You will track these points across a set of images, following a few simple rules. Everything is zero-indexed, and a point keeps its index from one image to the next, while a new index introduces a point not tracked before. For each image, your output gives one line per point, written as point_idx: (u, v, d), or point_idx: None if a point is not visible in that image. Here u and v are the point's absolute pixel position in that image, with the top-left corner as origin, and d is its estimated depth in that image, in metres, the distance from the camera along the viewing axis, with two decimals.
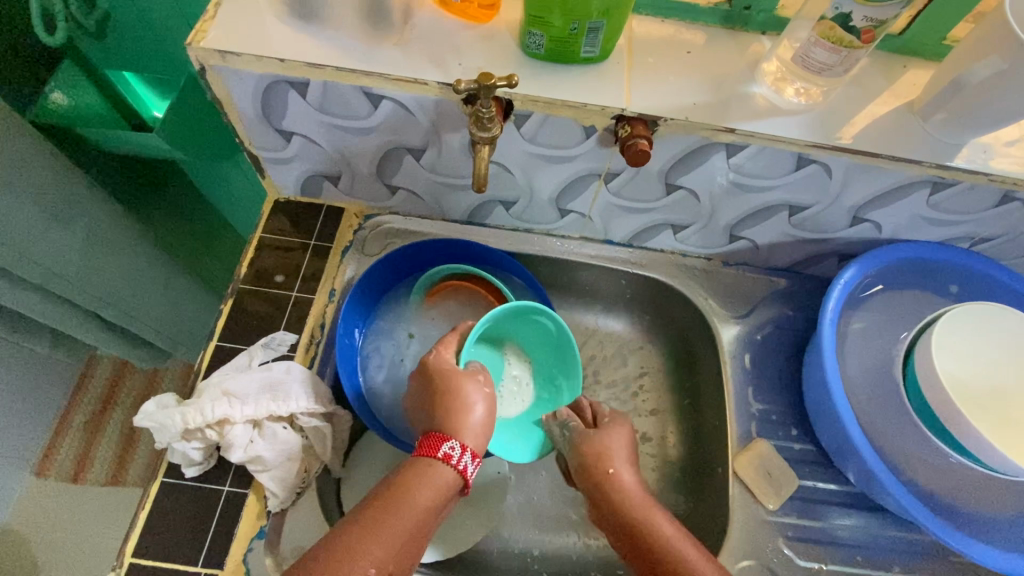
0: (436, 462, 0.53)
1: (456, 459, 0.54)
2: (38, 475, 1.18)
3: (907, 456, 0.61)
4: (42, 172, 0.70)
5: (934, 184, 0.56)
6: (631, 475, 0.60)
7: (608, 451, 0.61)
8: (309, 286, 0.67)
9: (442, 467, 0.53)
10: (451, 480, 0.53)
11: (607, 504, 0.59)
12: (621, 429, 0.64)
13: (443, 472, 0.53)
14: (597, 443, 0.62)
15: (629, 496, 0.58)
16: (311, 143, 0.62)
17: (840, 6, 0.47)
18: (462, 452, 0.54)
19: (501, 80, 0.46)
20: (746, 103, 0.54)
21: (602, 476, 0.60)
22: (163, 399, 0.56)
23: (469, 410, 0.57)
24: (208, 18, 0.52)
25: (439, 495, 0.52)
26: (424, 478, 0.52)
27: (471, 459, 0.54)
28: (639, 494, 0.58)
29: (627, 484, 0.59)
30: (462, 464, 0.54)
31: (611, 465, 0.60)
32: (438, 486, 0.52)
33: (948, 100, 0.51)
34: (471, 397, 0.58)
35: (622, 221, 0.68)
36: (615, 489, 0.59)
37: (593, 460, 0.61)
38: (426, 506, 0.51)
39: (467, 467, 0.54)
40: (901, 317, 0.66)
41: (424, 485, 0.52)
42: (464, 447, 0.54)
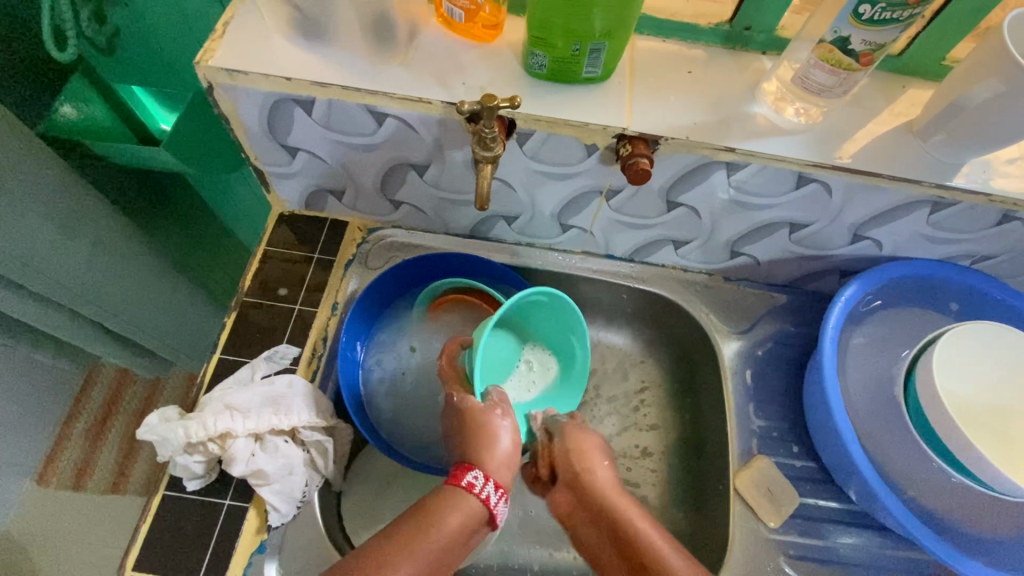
0: (467, 496, 0.54)
1: (479, 489, 0.54)
2: (39, 482, 1.17)
3: (908, 474, 0.60)
4: (49, 189, 0.70)
5: (934, 203, 0.56)
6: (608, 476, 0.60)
7: (585, 450, 0.62)
8: (313, 298, 0.68)
9: (472, 499, 0.54)
10: (476, 510, 0.54)
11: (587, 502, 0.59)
12: (592, 436, 0.64)
13: (468, 503, 0.54)
14: (581, 443, 0.62)
15: (602, 491, 0.59)
16: (316, 159, 0.62)
17: (838, 29, 0.48)
18: (486, 483, 0.55)
19: (505, 102, 0.47)
20: (748, 123, 0.54)
21: (577, 479, 0.60)
22: (166, 413, 0.56)
23: (495, 445, 0.58)
24: (217, 37, 0.53)
25: (466, 522, 0.53)
26: (455, 509, 0.53)
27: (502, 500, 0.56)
28: (614, 492, 0.59)
29: (606, 486, 0.59)
30: (485, 493, 0.54)
31: (586, 466, 0.60)
32: (467, 517, 0.53)
33: (947, 122, 0.51)
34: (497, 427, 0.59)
35: (623, 237, 0.69)
36: (592, 487, 0.59)
37: (576, 456, 0.61)
38: (453, 535, 0.52)
39: (491, 497, 0.55)
40: (901, 335, 0.66)
41: (454, 517, 0.53)
42: (488, 476, 0.56)
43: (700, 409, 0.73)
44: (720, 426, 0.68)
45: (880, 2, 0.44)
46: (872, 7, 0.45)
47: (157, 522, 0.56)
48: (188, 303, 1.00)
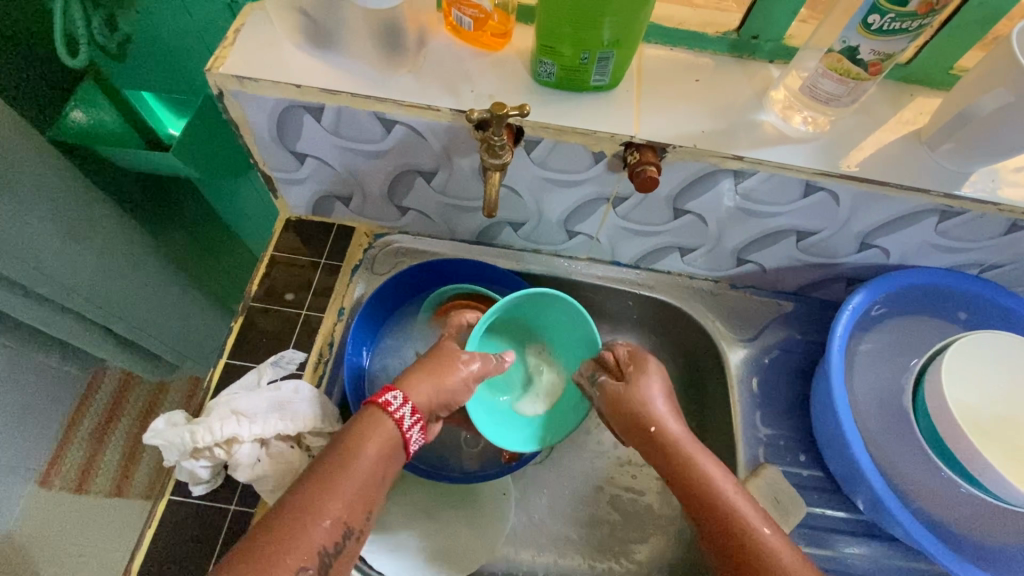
0: (383, 416, 0.50)
1: (395, 408, 0.50)
2: (43, 484, 1.18)
3: (915, 485, 0.60)
4: (59, 194, 0.70)
5: (941, 212, 0.56)
6: (679, 428, 0.56)
7: (648, 402, 0.57)
8: (320, 303, 0.68)
9: (389, 423, 0.50)
10: (393, 431, 0.50)
11: (665, 458, 0.55)
12: (654, 379, 0.59)
13: (386, 427, 0.50)
14: (637, 395, 0.58)
15: (677, 447, 0.54)
16: (324, 166, 0.62)
17: (846, 39, 0.48)
18: (404, 404, 0.51)
19: (513, 109, 0.47)
20: (755, 131, 0.54)
21: (648, 432, 0.56)
22: (174, 417, 0.56)
23: (441, 375, 0.54)
24: (227, 45, 0.54)
25: (385, 447, 0.49)
26: (369, 430, 0.49)
27: (419, 428, 0.51)
28: (689, 445, 0.55)
29: (678, 438, 0.55)
30: (400, 414, 0.50)
31: (653, 419, 0.56)
32: (382, 442, 0.49)
33: (955, 132, 0.51)
34: (452, 362, 0.56)
35: (629, 244, 0.69)
36: (664, 441, 0.55)
37: (638, 409, 0.57)
38: (374, 459, 0.48)
39: (404, 419, 0.50)
40: (910, 345, 0.66)
41: (368, 439, 0.48)
42: (406, 398, 0.51)
43: (706, 415, 0.73)
44: (726, 432, 0.68)
45: (889, 11, 0.45)
46: (882, 17, 0.45)
47: (162, 523, 0.56)
48: (194, 307, 1.00)
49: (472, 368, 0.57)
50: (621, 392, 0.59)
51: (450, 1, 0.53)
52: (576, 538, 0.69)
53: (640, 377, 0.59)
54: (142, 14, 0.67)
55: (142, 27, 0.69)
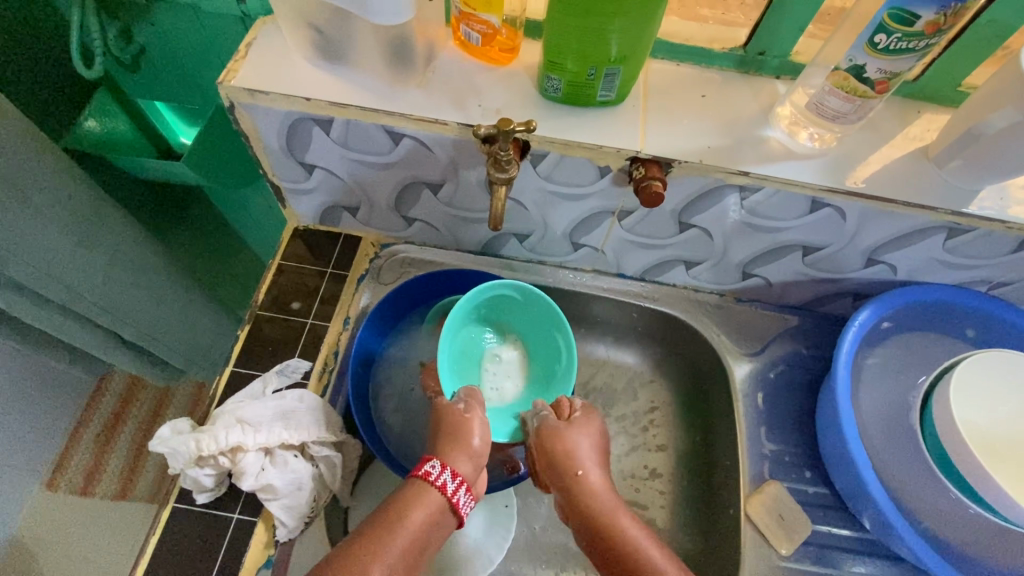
0: (429, 486, 0.54)
1: (435, 477, 0.54)
2: (48, 486, 1.19)
3: (923, 505, 0.59)
4: (72, 203, 0.71)
5: (950, 229, 0.56)
6: (600, 478, 0.58)
7: (574, 453, 0.58)
8: (326, 311, 0.68)
9: (434, 491, 0.53)
10: (438, 502, 0.53)
11: (583, 507, 0.56)
12: (588, 430, 0.61)
13: (431, 494, 0.53)
14: (562, 443, 0.59)
15: (596, 500, 0.56)
16: (332, 177, 0.63)
17: (853, 58, 0.48)
18: (444, 471, 0.55)
19: (520, 126, 0.47)
20: (761, 147, 0.55)
21: (570, 480, 0.57)
22: (179, 424, 0.57)
23: (467, 440, 0.57)
24: (239, 58, 0.55)
25: (431, 517, 0.52)
26: (418, 500, 0.53)
27: (464, 490, 0.55)
28: (608, 498, 0.57)
29: (598, 488, 0.57)
30: (442, 481, 0.54)
31: (579, 467, 0.58)
32: (431, 507, 0.53)
33: (963, 150, 0.51)
34: (471, 426, 0.58)
35: (634, 256, 0.69)
36: (585, 491, 0.57)
37: (564, 456, 0.58)
38: (419, 529, 0.51)
39: (447, 485, 0.54)
40: (917, 362, 0.65)
41: (418, 506, 0.52)
42: (445, 465, 0.55)
43: (711, 430, 0.72)
44: (731, 447, 0.67)
45: (895, 31, 0.45)
46: (888, 37, 0.45)
47: (166, 530, 0.57)
48: (202, 314, 1.00)
49: (483, 422, 0.59)
50: (549, 435, 0.59)
51: (459, 16, 0.53)
52: (578, 551, 0.69)
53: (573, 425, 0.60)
54: (154, 25, 0.67)
55: (154, 38, 0.69)
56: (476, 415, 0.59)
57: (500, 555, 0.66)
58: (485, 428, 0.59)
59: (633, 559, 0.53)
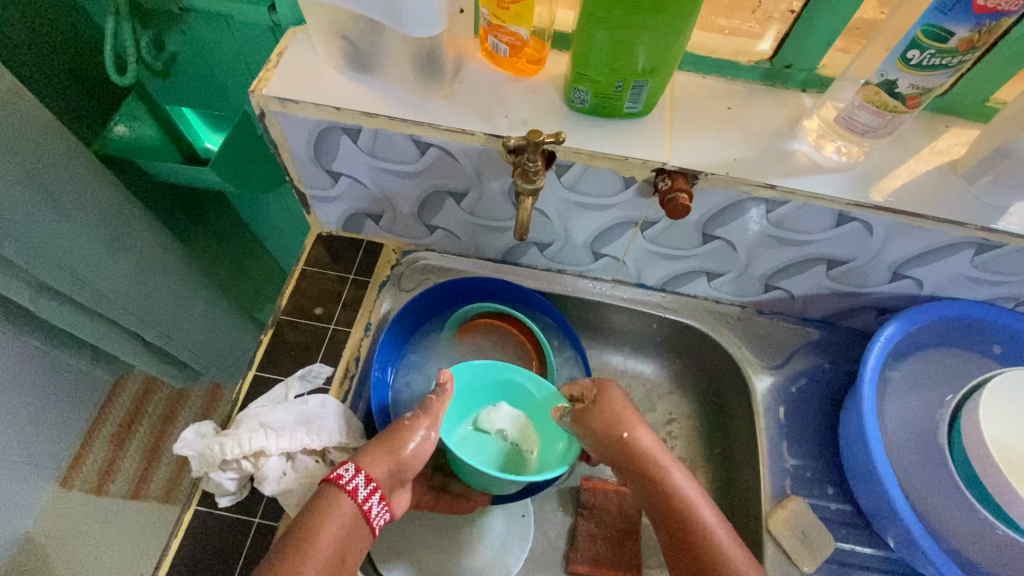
0: (339, 494, 0.49)
1: (348, 482, 0.50)
2: (63, 484, 1.19)
3: (950, 524, 0.58)
4: (101, 205, 0.72)
5: (978, 245, 0.55)
6: (649, 438, 0.56)
7: (617, 415, 0.56)
8: (347, 318, 0.69)
9: (345, 499, 0.49)
10: (352, 512, 0.49)
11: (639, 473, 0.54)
12: (625, 397, 0.59)
13: (342, 504, 0.49)
14: (606, 407, 0.57)
15: (647, 459, 0.54)
16: (358, 185, 0.64)
17: (885, 73, 0.48)
18: (357, 476, 0.50)
19: (549, 137, 0.48)
20: (788, 160, 0.54)
21: (618, 446, 0.55)
22: (203, 428, 0.57)
23: (398, 445, 0.53)
24: (271, 68, 0.56)
25: (344, 528, 0.48)
26: (329, 511, 0.48)
27: (378, 498, 0.50)
28: (659, 455, 0.55)
29: (648, 450, 0.55)
30: (353, 486, 0.50)
31: (625, 429, 0.55)
32: (343, 518, 0.48)
33: (994, 166, 0.51)
34: (407, 433, 0.54)
35: (655, 267, 0.69)
36: (638, 454, 0.54)
37: (613, 422, 0.56)
38: (332, 543, 0.47)
39: (360, 490, 0.49)
40: (943, 379, 0.64)
41: (326, 519, 0.48)
42: (359, 468, 0.50)
43: (731, 443, 0.72)
44: (752, 461, 0.66)
45: (929, 47, 0.45)
46: (921, 53, 0.45)
47: (188, 534, 0.57)
48: (221, 316, 1.01)
49: (425, 431, 0.55)
50: (590, 411, 0.57)
51: (487, 28, 0.54)
52: None
53: (603, 392, 0.59)
54: (186, 33, 0.69)
55: (185, 45, 0.71)
56: (410, 428, 0.54)
57: (517, 566, 0.65)
58: (425, 440, 0.54)
59: (691, 520, 0.51)
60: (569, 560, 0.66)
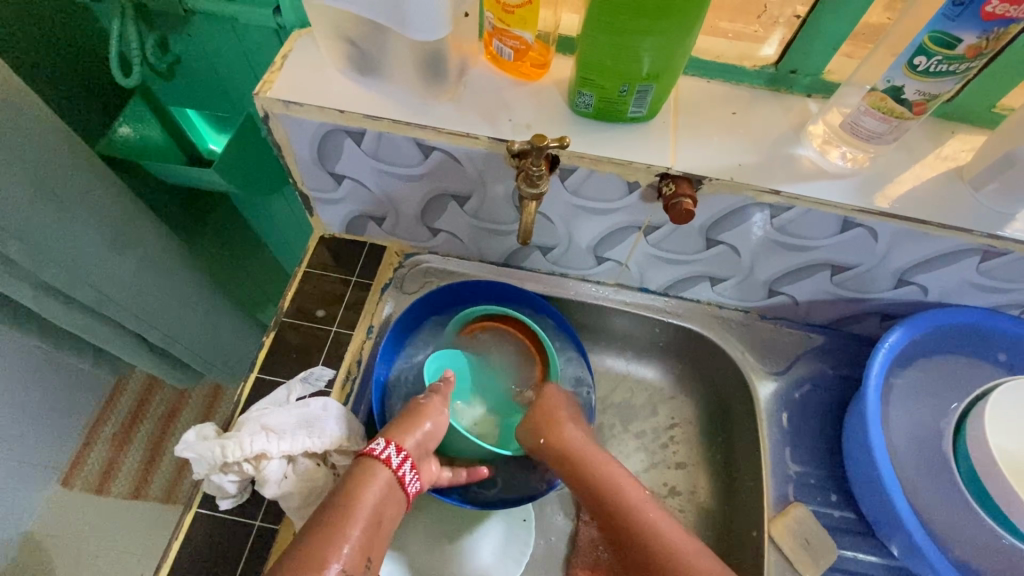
0: (374, 463, 0.53)
1: (381, 452, 0.54)
2: (65, 483, 1.20)
3: (954, 533, 0.57)
4: (104, 206, 0.72)
5: (985, 252, 0.55)
6: (579, 435, 0.61)
7: (539, 421, 0.62)
8: (350, 320, 0.69)
9: (381, 467, 0.53)
10: (389, 478, 0.53)
11: (573, 469, 0.59)
12: (566, 397, 0.65)
13: (378, 472, 0.53)
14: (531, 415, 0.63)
15: (569, 457, 0.59)
16: (361, 187, 0.64)
17: (891, 79, 0.48)
18: (388, 447, 0.54)
19: (554, 142, 0.47)
20: (793, 166, 0.54)
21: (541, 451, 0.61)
22: (204, 430, 0.57)
23: (418, 423, 0.58)
24: (275, 70, 0.56)
25: (382, 492, 0.52)
26: (366, 478, 0.52)
27: (409, 466, 0.54)
28: (580, 451, 0.60)
29: (576, 447, 0.60)
30: (386, 456, 0.54)
31: (541, 436, 0.61)
32: (380, 482, 0.52)
33: (1000, 173, 0.50)
34: (426, 412, 0.59)
35: (658, 271, 0.68)
36: (567, 450, 0.60)
37: (547, 423, 0.62)
38: (372, 505, 0.50)
39: (392, 459, 0.54)
40: (948, 386, 0.64)
41: (365, 483, 0.52)
42: (389, 441, 0.55)
43: (733, 449, 0.71)
44: (755, 467, 0.66)
45: (936, 53, 0.44)
46: (928, 59, 0.45)
47: (189, 537, 0.57)
48: (224, 317, 1.01)
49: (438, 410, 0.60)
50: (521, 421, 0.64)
51: (491, 32, 0.54)
52: None
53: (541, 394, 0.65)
54: (192, 36, 0.69)
55: (190, 47, 0.71)
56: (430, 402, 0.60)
57: (518, 568, 0.65)
58: (439, 414, 0.59)
59: (616, 508, 0.57)
60: (569, 563, 0.67)
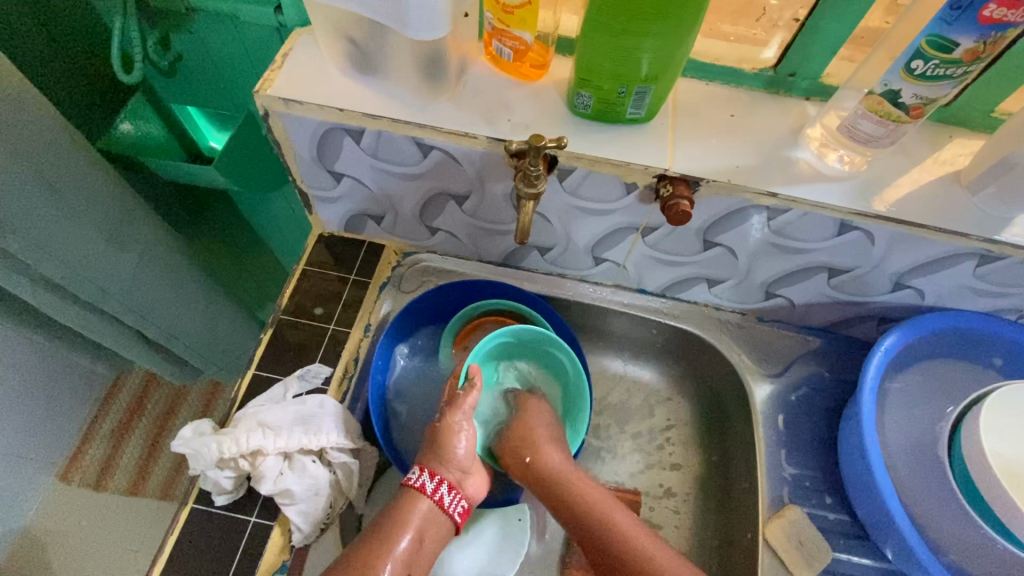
0: (412, 491, 0.56)
1: (416, 480, 0.56)
2: (62, 479, 1.19)
3: (948, 536, 0.57)
4: (105, 202, 0.72)
5: (982, 256, 0.55)
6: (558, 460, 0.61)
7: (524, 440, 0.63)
8: (347, 319, 0.69)
9: (418, 496, 0.55)
10: (429, 506, 0.55)
11: (559, 485, 0.60)
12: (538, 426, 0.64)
13: (417, 499, 0.55)
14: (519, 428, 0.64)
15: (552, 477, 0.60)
16: (360, 186, 0.64)
17: (889, 83, 0.48)
18: (423, 474, 0.56)
19: (551, 142, 0.48)
20: (790, 168, 0.54)
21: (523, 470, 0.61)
22: (201, 426, 0.57)
23: (450, 448, 0.57)
24: (275, 68, 0.56)
25: (423, 518, 0.54)
26: (406, 505, 0.55)
27: (446, 489, 0.56)
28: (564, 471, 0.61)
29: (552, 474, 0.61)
30: (421, 483, 0.56)
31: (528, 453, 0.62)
32: (420, 509, 0.55)
33: (998, 177, 0.50)
34: (452, 432, 0.58)
35: (656, 272, 0.68)
36: (550, 471, 0.60)
37: (531, 437, 0.62)
38: (415, 531, 0.54)
39: (427, 485, 0.56)
40: (944, 390, 0.64)
41: (409, 507, 0.55)
42: (423, 468, 0.57)
43: (729, 450, 0.71)
44: (750, 469, 0.66)
45: (933, 57, 0.45)
46: (925, 63, 0.45)
47: (184, 532, 0.57)
48: (222, 314, 1.02)
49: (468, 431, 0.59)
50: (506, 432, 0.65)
51: (491, 32, 0.54)
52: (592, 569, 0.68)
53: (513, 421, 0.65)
54: (194, 33, 0.69)
55: (193, 45, 0.71)
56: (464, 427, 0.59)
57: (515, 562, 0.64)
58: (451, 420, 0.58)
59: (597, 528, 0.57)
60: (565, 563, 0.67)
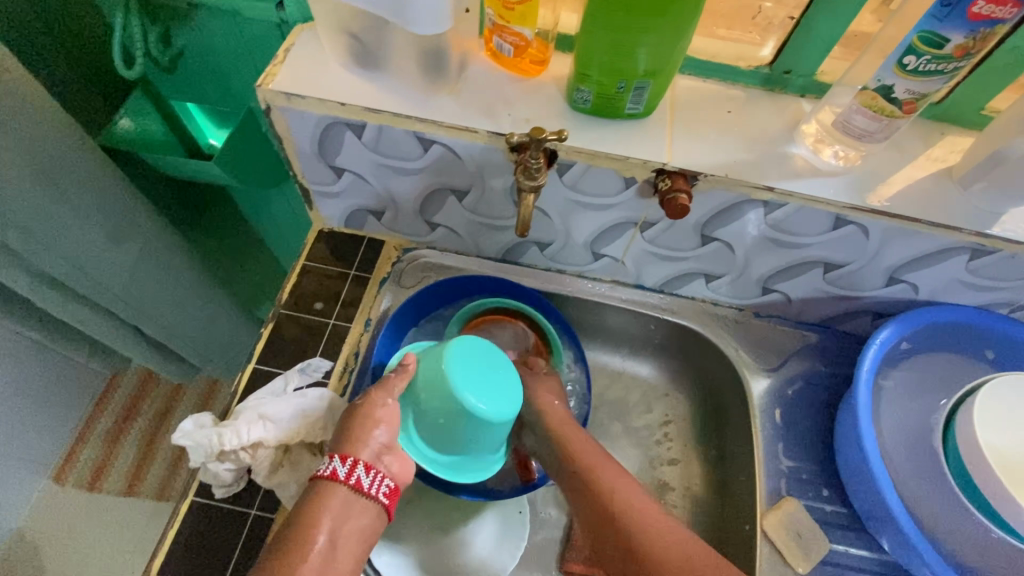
0: (323, 482, 0.49)
1: (326, 469, 0.50)
2: (56, 480, 1.19)
3: (944, 526, 0.58)
4: (106, 197, 0.73)
5: (973, 250, 0.56)
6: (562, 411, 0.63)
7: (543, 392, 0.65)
8: (347, 314, 0.69)
9: (331, 486, 0.49)
10: (346, 495, 0.49)
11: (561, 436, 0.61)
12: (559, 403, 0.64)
13: (328, 489, 0.49)
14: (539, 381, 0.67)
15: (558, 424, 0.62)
16: (360, 181, 0.64)
17: (882, 78, 0.49)
18: (333, 461, 0.51)
19: (552, 135, 0.49)
20: (786, 163, 0.55)
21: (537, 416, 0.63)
22: (201, 418, 0.57)
23: (371, 431, 0.53)
24: (277, 63, 0.56)
25: (335, 513, 0.48)
26: (318, 500, 0.48)
27: (363, 468, 0.50)
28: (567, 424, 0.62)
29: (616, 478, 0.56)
30: (332, 469, 0.50)
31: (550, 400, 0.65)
32: (333, 500, 0.48)
33: (989, 171, 0.52)
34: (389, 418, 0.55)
35: (654, 268, 0.69)
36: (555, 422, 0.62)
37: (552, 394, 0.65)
38: (325, 527, 0.46)
39: (339, 471, 0.50)
40: (938, 384, 0.65)
41: (322, 499, 0.48)
42: (333, 454, 0.51)
43: (727, 445, 0.72)
44: (747, 463, 0.67)
45: (925, 53, 0.46)
46: (917, 58, 0.46)
47: (184, 526, 0.57)
48: (223, 311, 1.02)
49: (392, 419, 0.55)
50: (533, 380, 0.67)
51: (492, 28, 0.55)
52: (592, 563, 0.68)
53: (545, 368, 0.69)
54: (195, 29, 0.70)
55: (193, 41, 0.72)
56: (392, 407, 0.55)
57: (523, 530, 0.67)
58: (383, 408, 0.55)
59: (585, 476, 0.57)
60: (564, 559, 0.67)
